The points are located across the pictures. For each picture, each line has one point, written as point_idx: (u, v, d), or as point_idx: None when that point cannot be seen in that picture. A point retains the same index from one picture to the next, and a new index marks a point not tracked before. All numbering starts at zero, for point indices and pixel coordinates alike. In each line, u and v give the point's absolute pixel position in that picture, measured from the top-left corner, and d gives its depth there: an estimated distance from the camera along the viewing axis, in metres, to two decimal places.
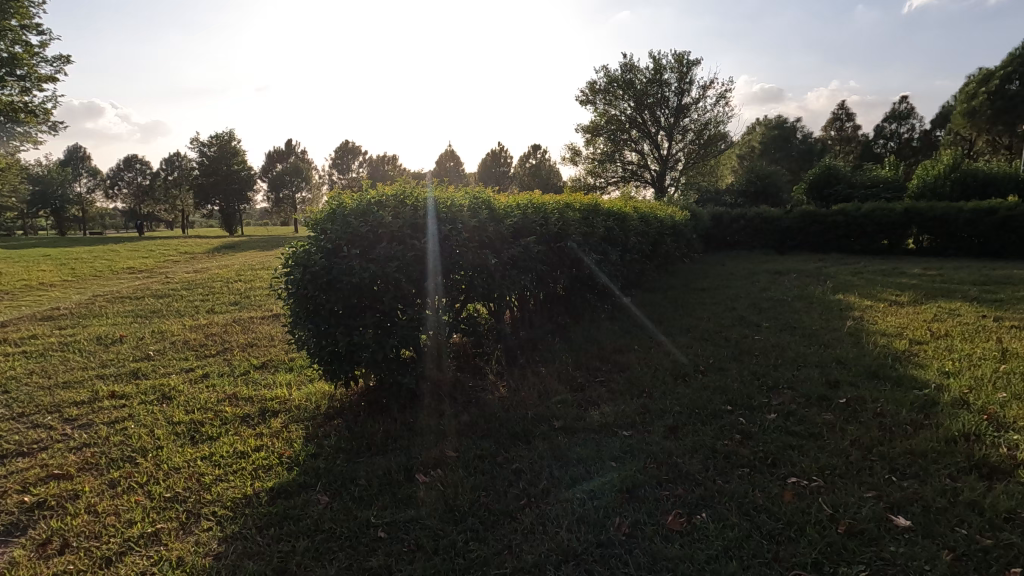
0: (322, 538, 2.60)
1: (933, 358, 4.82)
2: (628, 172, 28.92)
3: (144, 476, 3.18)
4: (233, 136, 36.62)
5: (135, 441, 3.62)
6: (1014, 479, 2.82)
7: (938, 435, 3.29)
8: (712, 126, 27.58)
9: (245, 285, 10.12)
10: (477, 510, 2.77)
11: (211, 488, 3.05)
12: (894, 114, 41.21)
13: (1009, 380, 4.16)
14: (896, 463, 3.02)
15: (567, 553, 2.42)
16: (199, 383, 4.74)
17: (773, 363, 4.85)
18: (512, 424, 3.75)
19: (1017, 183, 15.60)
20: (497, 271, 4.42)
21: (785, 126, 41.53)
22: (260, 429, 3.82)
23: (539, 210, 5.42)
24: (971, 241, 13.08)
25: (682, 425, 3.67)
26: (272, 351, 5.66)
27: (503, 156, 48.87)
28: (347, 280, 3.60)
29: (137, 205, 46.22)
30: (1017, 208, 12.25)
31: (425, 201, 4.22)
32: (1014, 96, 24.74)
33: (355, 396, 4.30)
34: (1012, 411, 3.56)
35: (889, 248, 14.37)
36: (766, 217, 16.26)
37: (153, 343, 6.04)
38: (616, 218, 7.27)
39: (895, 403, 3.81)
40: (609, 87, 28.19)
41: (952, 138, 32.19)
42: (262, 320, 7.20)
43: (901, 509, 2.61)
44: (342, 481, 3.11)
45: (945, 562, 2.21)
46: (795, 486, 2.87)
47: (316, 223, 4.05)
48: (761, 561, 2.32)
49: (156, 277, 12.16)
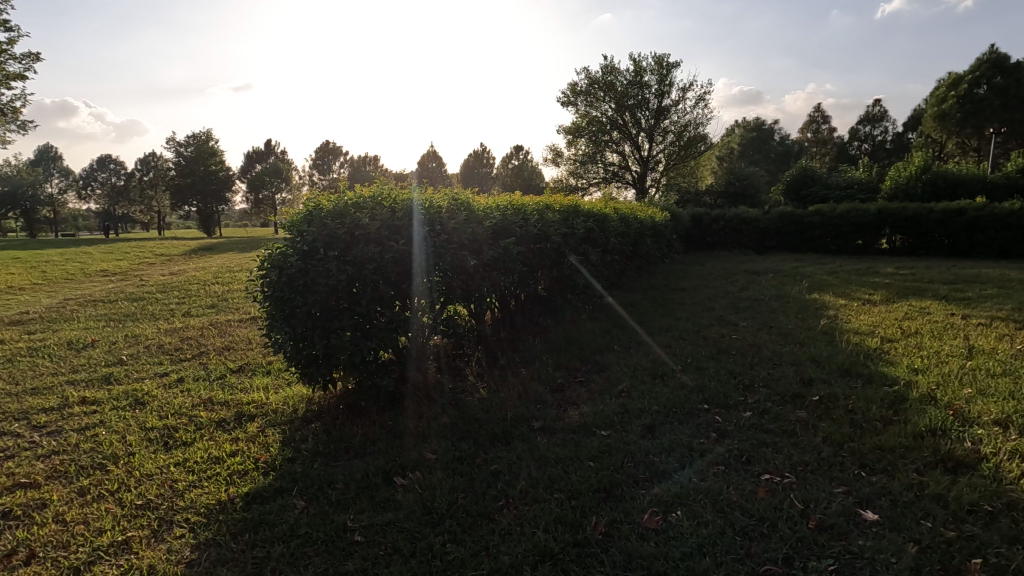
0: (298, 543, 2.58)
1: (903, 355, 4.95)
2: (609, 173, 29.15)
3: (115, 483, 3.12)
4: (210, 135, 36.23)
5: (106, 448, 3.55)
6: (977, 472, 2.91)
7: (906, 430, 3.37)
8: (692, 127, 27.87)
9: (222, 288, 9.90)
10: (454, 512, 2.77)
11: (184, 494, 3.00)
12: (868, 116, 42.10)
13: (974, 376, 4.29)
14: (866, 458, 3.10)
15: (544, 553, 2.43)
16: (173, 388, 4.66)
17: (749, 362, 4.93)
18: (492, 426, 3.76)
19: (984, 185, 16.11)
20: (478, 273, 4.42)
21: (763, 128, 42.27)
22: (236, 433, 3.76)
23: (519, 211, 5.42)
24: (942, 241, 13.45)
25: (659, 423, 3.72)
26: (250, 354, 5.59)
27: (485, 156, 48.86)
28: (324, 282, 3.57)
29: (111, 206, 45.18)
30: (984, 208, 12.62)
31: (403, 202, 4.20)
32: (982, 100, 25.62)
33: (333, 399, 4.27)
34: (976, 406, 3.67)
35: (862, 247, 14.70)
36: (744, 218, 16.51)
37: (126, 348, 5.92)
38: (597, 219, 7.34)
39: (867, 400, 3.90)
40: (590, 88, 28.39)
41: (923, 141, 33.04)
42: (240, 323, 7.07)
43: (870, 503, 2.68)
44: (319, 485, 3.08)
45: (909, 555, 2.28)
46: (769, 482, 2.93)
47: (292, 224, 4.01)
48: (734, 557, 2.36)
49: (131, 279, 11.97)
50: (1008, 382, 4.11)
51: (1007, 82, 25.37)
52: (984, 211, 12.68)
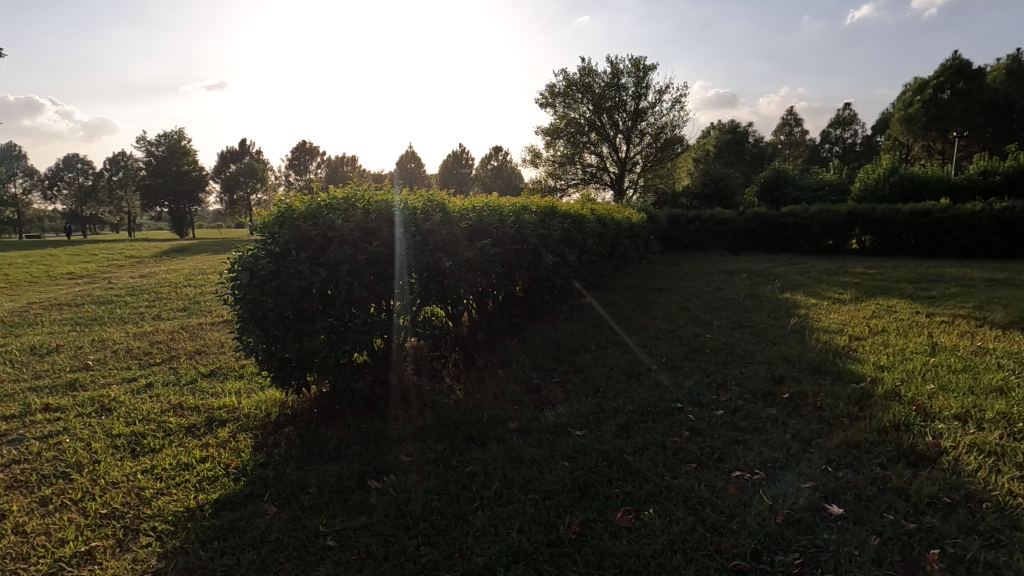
0: (269, 549, 2.54)
1: (870, 352, 5.09)
2: (588, 174, 29.30)
3: (79, 493, 3.04)
4: (182, 134, 35.38)
5: (69, 456, 3.45)
6: (937, 465, 3.00)
7: (871, 426, 3.46)
8: (668, 130, 28.21)
9: (194, 291, 9.71)
10: (429, 515, 2.76)
11: (151, 502, 2.93)
12: (837, 120, 43.14)
13: (936, 372, 4.43)
14: (832, 453, 3.18)
15: (517, 554, 2.44)
16: (142, 393, 4.56)
17: (721, 361, 5.01)
18: (468, 427, 3.76)
19: (949, 187, 16.65)
20: (455, 273, 4.39)
21: (738, 131, 43.01)
22: (206, 439, 3.69)
23: (496, 212, 5.43)
24: (908, 241, 13.84)
25: (633, 423, 3.75)
26: (223, 358, 5.49)
27: (465, 157, 48.74)
28: (296, 285, 3.52)
29: (78, 207, 43.83)
30: (949, 209, 13.06)
31: (379, 203, 4.16)
32: (946, 104, 26.54)
33: (307, 403, 4.22)
34: (938, 401, 3.80)
35: (834, 248, 15.05)
36: (720, 220, 16.77)
37: (92, 353, 5.76)
38: (574, 220, 7.39)
39: (834, 397, 4.00)
40: (568, 90, 28.56)
41: (891, 144, 33.97)
42: (213, 326, 6.93)
43: (836, 497, 2.75)
44: (291, 490, 3.04)
45: (872, 547, 2.34)
46: (739, 479, 2.99)
47: (264, 226, 3.94)
48: (704, 553, 2.40)
49: (98, 283, 11.53)
50: (968, 378, 4.25)
51: (970, 87, 26.27)
52: (948, 212, 13.10)
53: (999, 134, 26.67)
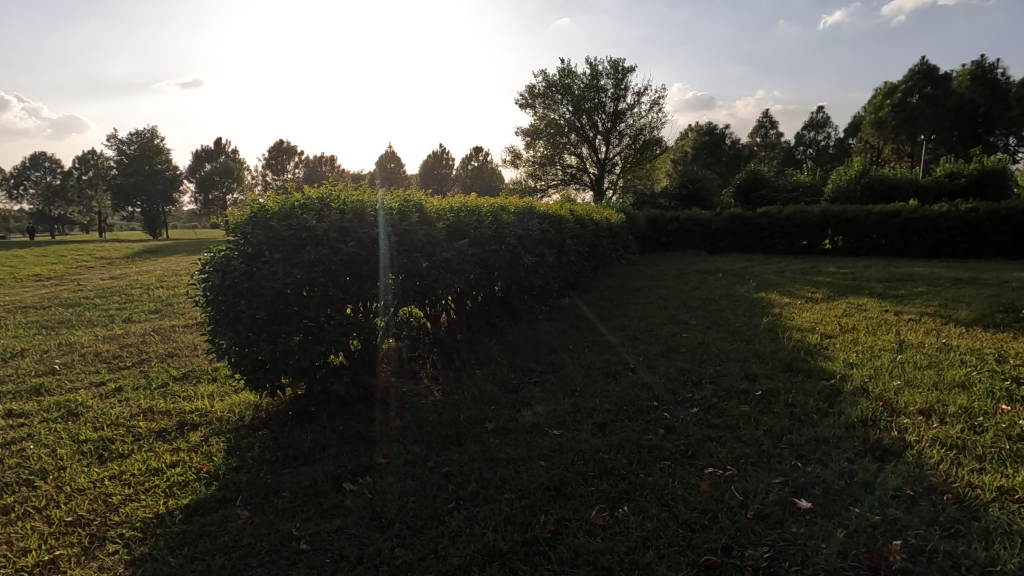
0: (240, 554, 2.51)
1: (841, 350, 5.20)
2: (568, 175, 29.40)
3: (43, 500, 2.96)
4: (155, 133, 34.60)
5: (33, 463, 3.36)
6: (902, 459, 3.09)
7: (840, 422, 3.55)
8: (647, 131, 28.53)
9: (166, 293, 9.49)
10: (405, 516, 2.75)
11: (119, 508, 2.87)
12: (812, 123, 44.11)
13: (903, 369, 4.55)
14: (802, 449, 3.25)
15: (492, 554, 2.45)
16: (111, 397, 4.45)
17: (697, 360, 5.07)
18: (446, 427, 3.75)
19: (917, 189, 17.14)
20: (433, 274, 4.37)
21: (715, 133, 43.66)
22: (177, 443, 3.62)
23: (474, 212, 5.43)
24: (879, 242, 14.20)
25: (609, 422, 3.77)
26: (195, 360, 5.40)
27: (445, 158, 48.58)
28: (269, 286, 3.48)
29: (46, 206, 42.45)
30: (917, 211, 13.45)
31: (356, 203, 4.12)
32: (914, 108, 27.31)
33: (282, 406, 4.16)
34: (904, 397, 3.91)
35: (808, 248, 15.37)
36: (697, 220, 16.98)
37: (59, 357, 5.59)
38: (553, 220, 7.42)
39: (805, 393, 4.09)
40: (548, 91, 28.69)
41: (862, 146, 34.82)
42: (185, 329, 6.81)
43: (804, 492, 2.82)
44: (265, 494, 3.00)
45: (838, 539, 2.40)
46: (711, 476, 3.03)
47: (236, 226, 3.88)
48: (676, 549, 2.43)
49: (65, 285, 11.20)
50: (933, 374, 4.38)
51: (937, 92, 27.04)
52: (917, 213, 13.48)
53: (965, 137, 27.52)
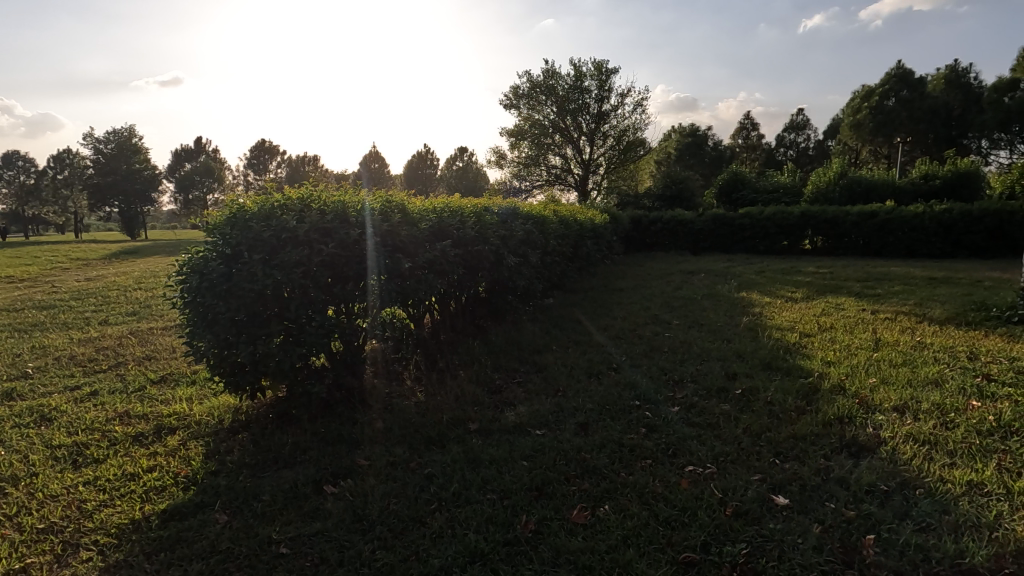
0: (218, 559, 2.47)
1: (818, 348, 5.29)
2: (552, 176, 29.48)
3: (14, 507, 2.90)
4: (133, 132, 33.96)
5: (4, 470, 3.28)
6: (876, 455, 3.15)
7: (817, 419, 3.61)
8: (630, 132, 28.72)
9: (144, 294, 9.33)
10: (386, 518, 2.74)
11: (94, 514, 2.82)
12: (792, 124, 44.80)
13: (878, 367, 4.64)
14: (781, 446, 3.30)
15: (474, 554, 2.45)
16: (85, 402, 4.36)
17: (679, 359, 5.12)
18: (428, 428, 3.74)
19: (894, 190, 17.50)
20: (415, 274, 4.35)
21: (698, 134, 44.10)
22: (154, 448, 3.56)
23: (457, 212, 5.42)
24: (857, 242, 14.45)
25: (592, 422, 3.79)
26: (174, 363, 5.31)
27: (430, 158, 48.36)
28: (248, 288, 3.44)
29: (20, 207, 41.40)
30: (894, 211, 13.73)
31: (338, 204, 4.09)
32: (890, 111, 27.83)
33: (263, 408, 4.12)
34: (879, 394, 3.99)
35: (788, 248, 15.59)
36: (680, 220, 17.12)
37: (32, 361, 5.47)
38: (538, 220, 7.45)
39: (784, 392, 4.15)
40: (533, 92, 28.77)
41: (841, 148, 35.43)
42: (164, 331, 6.69)
43: (782, 488, 2.86)
44: (244, 498, 2.97)
45: (814, 535, 2.45)
46: (691, 474, 3.06)
47: (215, 227, 3.83)
48: (657, 547, 2.46)
49: (39, 287, 10.96)
50: (907, 372, 4.48)
51: (913, 96, 27.63)
52: (893, 214, 13.75)
53: (939, 140, 28.18)
